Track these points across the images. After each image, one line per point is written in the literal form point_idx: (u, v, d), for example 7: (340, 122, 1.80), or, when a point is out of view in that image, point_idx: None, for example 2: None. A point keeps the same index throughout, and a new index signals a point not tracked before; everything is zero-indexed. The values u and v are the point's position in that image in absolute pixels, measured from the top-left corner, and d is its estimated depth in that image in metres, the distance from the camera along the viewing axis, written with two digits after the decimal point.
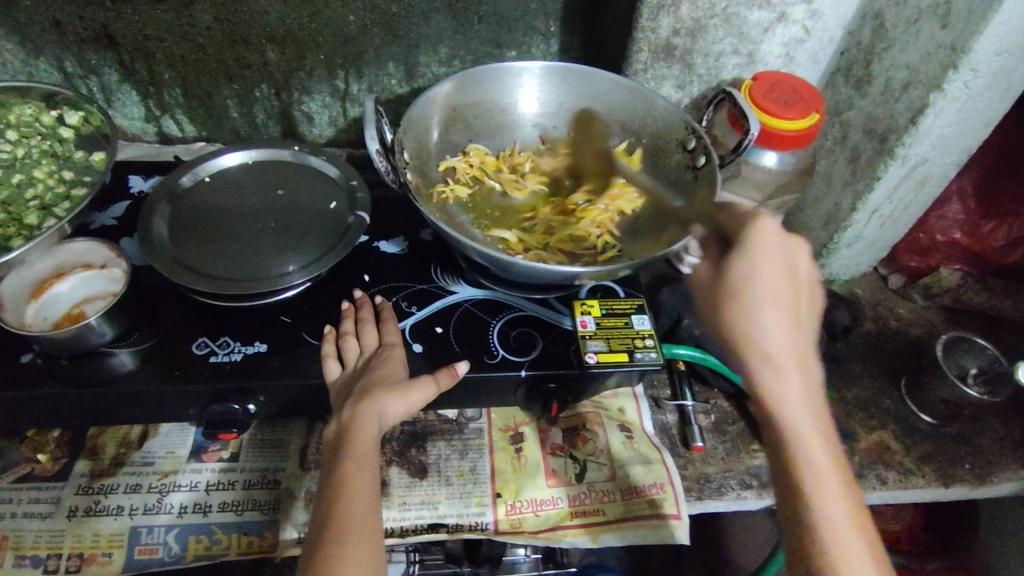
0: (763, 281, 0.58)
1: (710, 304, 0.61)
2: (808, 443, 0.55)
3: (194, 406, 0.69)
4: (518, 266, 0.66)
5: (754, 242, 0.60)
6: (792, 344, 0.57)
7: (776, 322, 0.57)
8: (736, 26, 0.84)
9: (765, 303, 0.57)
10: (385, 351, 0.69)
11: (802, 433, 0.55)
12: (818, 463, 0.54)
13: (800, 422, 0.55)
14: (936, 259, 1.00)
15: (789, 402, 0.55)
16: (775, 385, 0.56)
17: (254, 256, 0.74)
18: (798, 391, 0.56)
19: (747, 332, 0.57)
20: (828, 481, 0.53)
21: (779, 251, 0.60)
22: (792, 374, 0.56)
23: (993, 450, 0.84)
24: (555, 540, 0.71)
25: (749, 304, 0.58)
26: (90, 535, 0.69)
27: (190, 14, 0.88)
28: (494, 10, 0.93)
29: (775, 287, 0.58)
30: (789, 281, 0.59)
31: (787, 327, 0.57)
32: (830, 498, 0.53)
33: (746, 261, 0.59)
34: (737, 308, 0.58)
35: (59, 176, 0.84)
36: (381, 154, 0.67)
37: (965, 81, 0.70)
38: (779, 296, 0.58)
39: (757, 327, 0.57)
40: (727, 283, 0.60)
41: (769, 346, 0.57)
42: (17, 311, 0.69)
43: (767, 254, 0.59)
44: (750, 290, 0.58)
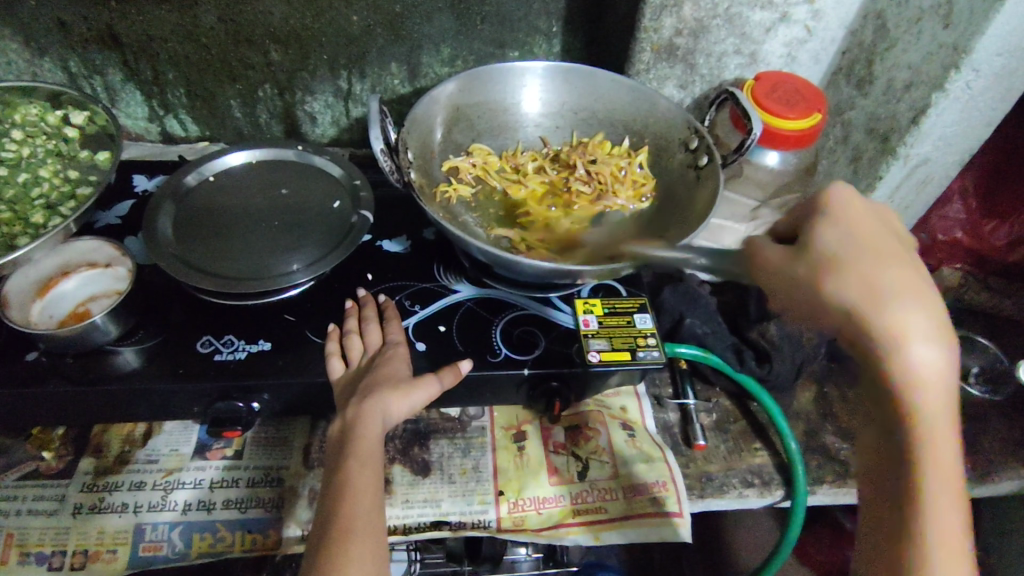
0: (867, 248, 0.50)
1: (811, 271, 0.51)
2: (936, 437, 0.47)
3: (199, 404, 0.69)
4: (521, 264, 0.66)
5: (840, 210, 0.53)
6: (927, 317, 0.47)
7: (900, 291, 0.48)
8: (739, 26, 0.84)
9: (880, 270, 0.49)
10: (389, 349, 0.69)
11: (932, 424, 0.47)
12: (941, 459, 0.47)
13: (935, 411, 0.47)
14: (936, 258, 1.02)
15: (926, 387, 0.46)
16: (910, 364, 0.47)
17: (259, 254, 0.75)
18: (937, 373, 0.46)
19: (870, 303, 0.48)
20: (946, 482, 0.47)
21: (872, 221, 0.53)
22: (930, 352, 0.46)
23: (995, 449, 0.84)
24: (558, 538, 0.71)
25: (860, 271, 0.49)
26: (95, 532, 0.69)
27: (194, 15, 0.89)
28: (497, 10, 0.94)
29: (882, 254, 0.50)
30: (900, 249, 0.51)
31: (916, 298, 0.48)
32: (944, 501, 0.47)
33: (836, 228, 0.52)
34: (845, 276, 0.49)
35: (64, 175, 0.84)
36: (385, 153, 0.67)
37: (968, 80, 0.70)
38: (891, 263, 0.49)
39: (883, 297, 0.48)
40: (822, 250, 0.51)
41: (902, 319, 0.47)
42: (22, 309, 0.70)
43: (859, 223, 0.52)
44: (857, 256, 0.50)
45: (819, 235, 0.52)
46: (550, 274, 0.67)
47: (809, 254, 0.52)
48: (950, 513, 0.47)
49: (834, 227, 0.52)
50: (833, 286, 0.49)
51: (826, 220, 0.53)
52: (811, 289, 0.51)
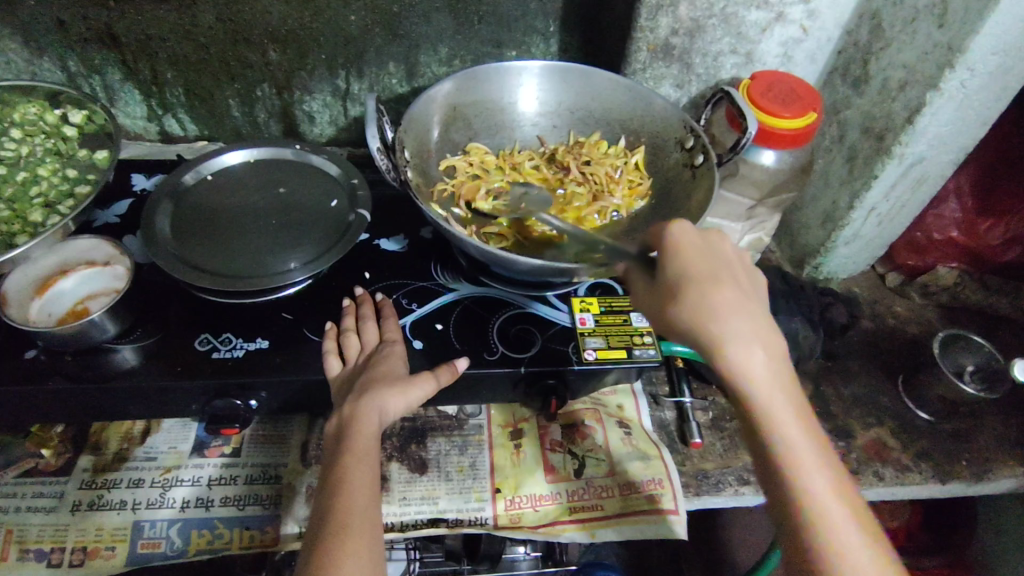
0: (700, 270, 0.55)
1: (656, 304, 0.56)
2: (785, 426, 0.52)
3: (197, 401, 0.70)
4: (517, 263, 0.67)
5: (677, 236, 0.57)
6: (746, 321, 0.54)
7: (724, 302, 0.54)
8: (735, 25, 0.84)
9: (706, 290, 0.54)
10: (386, 347, 0.70)
11: (778, 414, 0.52)
12: (798, 445, 0.52)
13: (775, 400, 0.52)
14: (932, 258, 1.01)
15: (758, 383, 0.53)
16: (741, 364, 0.53)
17: (256, 253, 0.75)
18: (764, 366, 0.53)
19: (701, 322, 0.53)
20: (814, 465, 0.51)
21: (702, 244, 0.57)
22: (754, 349, 0.53)
23: (989, 447, 0.84)
24: (554, 535, 0.72)
25: (697, 292, 0.54)
26: (93, 529, 0.69)
27: (192, 15, 0.89)
28: (494, 10, 0.94)
29: (709, 274, 0.55)
30: (722, 264, 0.56)
31: (736, 306, 0.54)
32: (819, 484, 0.50)
33: (672, 258, 0.56)
34: (684, 301, 0.54)
35: (63, 174, 0.85)
36: (382, 152, 0.67)
37: (962, 80, 0.71)
38: (717, 279, 0.55)
39: (710, 312, 0.53)
40: (666, 282, 0.56)
41: (728, 329, 0.53)
42: (21, 307, 0.70)
43: (690, 250, 0.56)
44: (689, 280, 0.55)
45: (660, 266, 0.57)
46: (546, 272, 0.68)
47: (656, 290, 0.56)
48: (827, 498, 0.50)
49: (672, 256, 0.56)
50: (676, 314, 0.54)
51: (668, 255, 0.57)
52: (661, 323, 0.56)
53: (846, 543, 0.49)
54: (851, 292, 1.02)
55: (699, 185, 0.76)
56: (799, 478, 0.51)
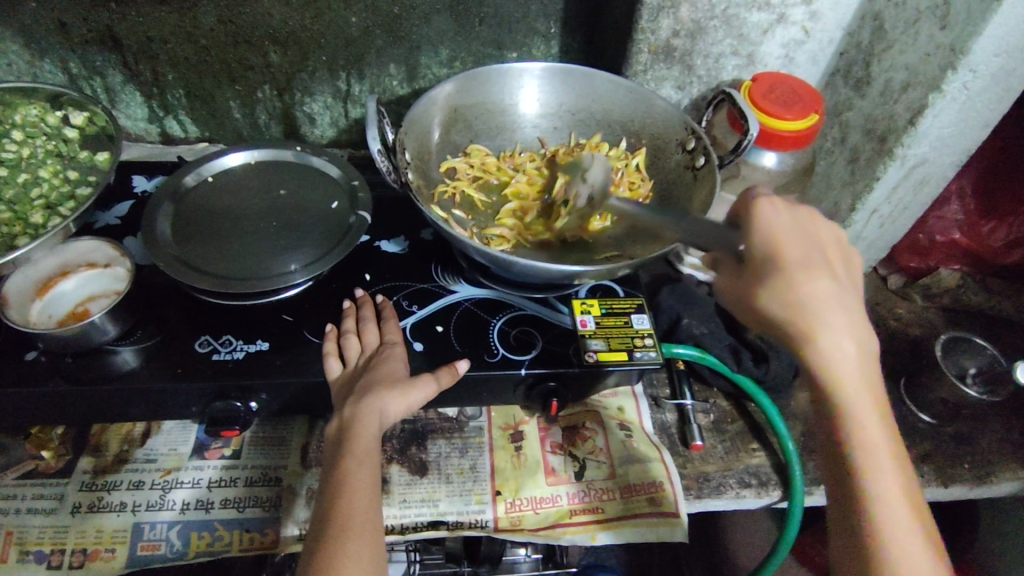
0: (795, 253, 0.52)
1: (746, 284, 0.54)
2: (866, 425, 0.51)
3: (197, 403, 0.70)
4: (517, 265, 0.66)
5: (766, 215, 0.53)
6: (840, 313, 0.52)
7: (820, 291, 0.51)
8: (736, 27, 0.84)
9: (803, 276, 0.51)
10: (386, 349, 0.69)
11: (859, 411, 0.51)
12: (875, 444, 0.51)
13: (859, 397, 0.51)
14: (935, 259, 1.01)
15: (844, 378, 0.51)
16: (829, 357, 0.51)
17: (257, 255, 0.75)
18: (853, 363, 0.51)
19: (792, 308, 0.51)
20: (886, 466, 0.50)
21: (795, 223, 0.54)
22: (844, 344, 0.51)
23: (992, 450, 0.84)
24: (555, 538, 0.71)
25: (793, 277, 0.51)
26: (93, 531, 0.69)
27: (193, 17, 0.89)
28: (495, 12, 0.94)
29: (808, 257, 0.52)
30: (820, 249, 0.53)
31: (830, 297, 0.52)
32: (889, 487, 0.50)
33: (767, 234, 0.53)
34: (777, 286, 0.52)
35: (64, 176, 0.85)
36: (382, 154, 0.67)
37: (964, 82, 0.71)
38: (814, 265, 0.52)
39: (803, 300, 0.51)
40: (758, 260, 0.53)
41: (821, 320, 0.51)
42: (22, 309, 0.70)
43: (785, 227, 0.53)
44: (787, 263, 0.52)
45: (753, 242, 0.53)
46: (546, 275, 0.68)
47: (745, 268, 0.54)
48: (895, 498, 0.50)
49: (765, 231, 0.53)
50: (766, 298, 0.52)
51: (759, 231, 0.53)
52: (748, 301, 0.54)
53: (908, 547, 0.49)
54: None
55: (700, 187, 0.76)
56: (871, 476, 0.50)
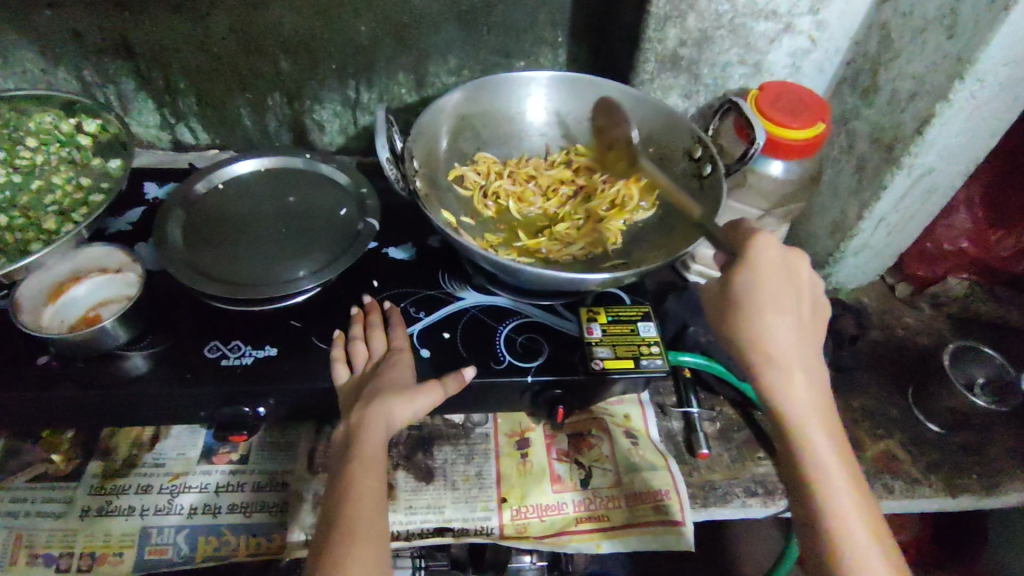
0: (766, 289, 0.60)
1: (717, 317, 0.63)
2: (817, 444, 0.58)
3: (206, 408, 0.70)
4: (524, 271, 0.67)
5: (758, 248, 0.61)
6: (792, 347, 0.60)
7: (778, 328, 0.60)
8: (742, 36, 0.85)
9: (765, 313, 0.60)
10: (394, 355, 0.70)
11: (811, 433, 0.58)
12: (830, 465, 0.57)
13: (809, 422, 0.59)
14: (943, 267, 1.01)
15: (795, 399, 0.59)
16: (783, 387, 0.59)
17: (266, 262, 0.76)
18: (804, 391, 0.59)
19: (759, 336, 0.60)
20: (840, 481, 0.57)
21: (778, 263, 0.61)
22: (796, 374, 0.59)
23: (1000, 460, 0.83)
24: (560, 546, 0.71)
25: (756, 312, 0.60)
26: (102, 534, 0.70)
27: (206, 26, 0.90)
28: (503, 21, 0.95)
29: (776, 299, 0.60)
30: (793, 287, 0.61)
31: (789, 328, 0.60)
32: (841, 499, 0.56)
33: (751, 273, 0.61)
34: (741, 319, 0.60)
35: (77, 183, 0.86)
36: (391, 162, 0.68)
37: (971, 91, 0.71)
38: (778, 301, 0.60)
39: (764, 332, 0.60)
40: (729, 297, 0.61)
41: (777, 352, 0.59)
42: (34, 313, 0.71)
43: (767, 265, 0.61)
44: (750, 301, 0.60)
45: (735, 280, 0.61)
46: (552, 282, 0.68)
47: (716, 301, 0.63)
48: (847, 511, 0.56)
49: (746, 272, 0.61)
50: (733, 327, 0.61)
51: (742, 266, 0.61)
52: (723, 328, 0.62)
53: (860, 553, 0.54)
54: (860, 302, 1.01)
55: (706, 196, 0.76)
56: (824, 488, 0.57)
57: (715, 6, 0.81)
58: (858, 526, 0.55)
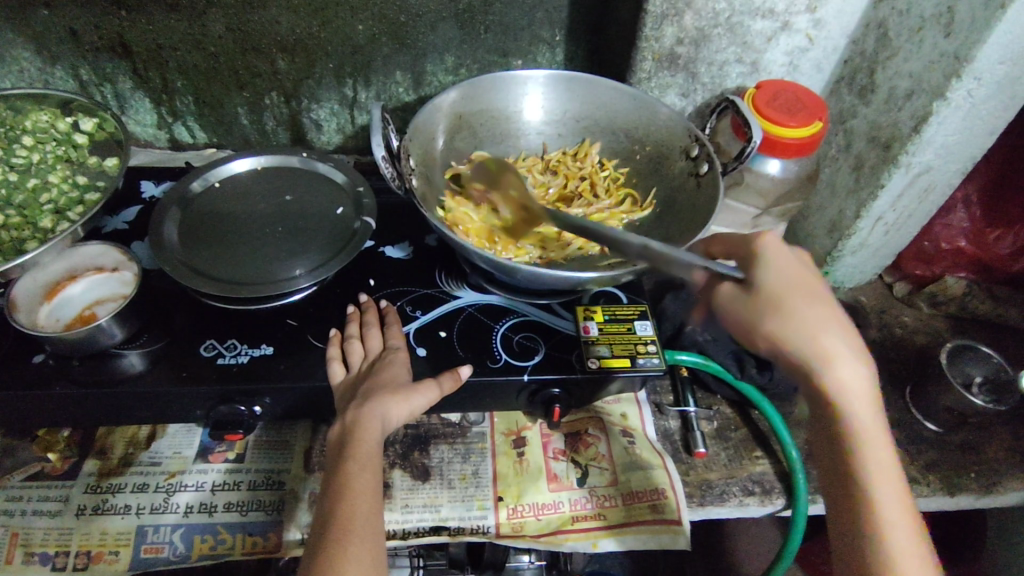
0: (799, 288, 0.58)
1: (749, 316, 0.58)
2: (872, 446, 0.56)
3: (202, 406, 0.70)
4: (521, 270, 0.66)
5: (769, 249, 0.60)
6: (848, 340, 0.56)
7: (829, 322, 0.56)
8: (740, 35, 0.85)
9: (809, 309, 0.57)
10: (390, 354, 0.70)
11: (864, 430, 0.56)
12: (881, 463, 0.56)
13: (864, 419, 0.56)
14: (941, 266, 1.00)
15: (850, 400, 0.56)
16: (839, 383, 0.56)
17: (262, 260, 0.75)
18: (860, 389, 0.56)
19: (813, 332, 0.55)
20: (890, 479, 0.56)
21: (797, 260, 0.60)
22: (856, 369, 0.55)
23: (999, 459, 0.83)
24: (556, 545, 0.71)
25: (798, 310, 0.56)
26: (98, 533, 0.70)
27: (203, 25, 0.90)
28: (500, 20, 0.95)
29: (812, 292, 0.58)
30: (821, 284, 0.59)
31: (838, 325, 0.56)
32: (891, 498, 0.55)
33: (772, 270, 0.59)
34: (786, 317, 0.56)
35: (73, 181, 0.86)
36: (386, 160, 0.68)
37: (969, 89, 0.71)
38: (814, 299, 0.57)
39: (815, 330, 0.55)
40: (768, 293, 0.58)
41: (833, 349, 0.55)
42: (30, 312, 0.71)
43: (786, 263, 0.60)
44: (791, 295, 0.57)
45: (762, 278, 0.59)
46: (549, 281, 0.67)
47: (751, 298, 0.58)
48: (898, 510, 0.55)
49: (768, 270, 0.59)
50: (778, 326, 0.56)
51: (765, 266, 0.59)
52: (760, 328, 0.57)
53: (913, 553, 0.53)
54: (858, 301, 1.01)
55: (704, 196, 0.76)
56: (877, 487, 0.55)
57: (711, 5, 0.81)
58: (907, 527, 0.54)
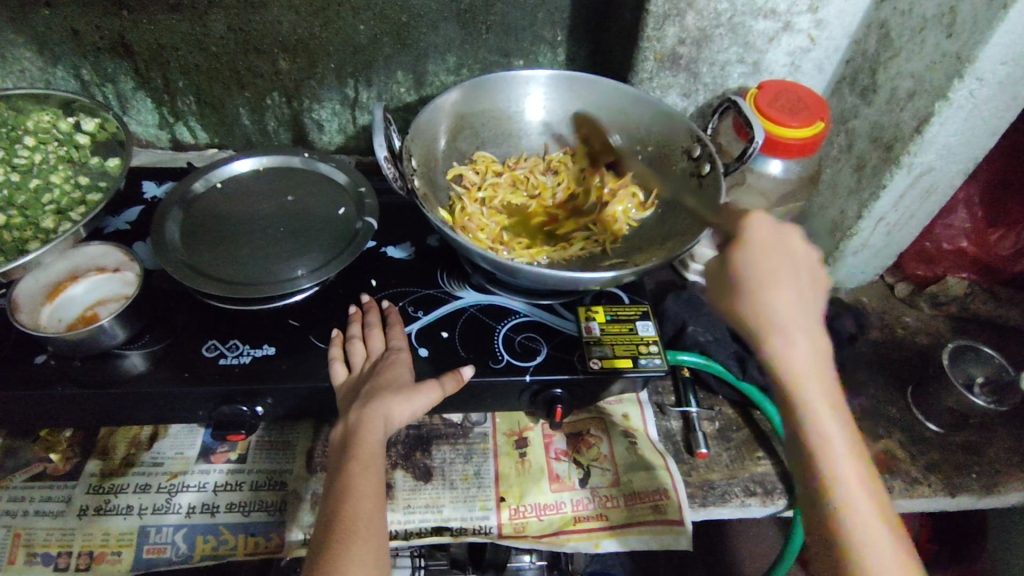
0: (765, 266, 0.57)
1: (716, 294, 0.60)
2: (824, 424, 0.53)
3: (204, 407, 0.70)
4: (522, 271, 0.66)
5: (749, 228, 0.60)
6: (798, 318, 0.56)
7: (779, 304, 0.56)
8: (742, 35, 0.85)
9: (765, 289, 0.56)
10: (392, 354, 0.70)
11: (819, 415, 0.53)
12: (834, 444, 0.53)
13: (817, 402, 0.54)
14: (943, 267, 1.01)
15: (800, 376, 0.54)
16: (787, 363, 0.55)
17: (263, 261, 0.75)
18: (810, 367, 0.54)
19: (760, 307, 0.56)
20: (852, 468, 0.52)
21: (774, 239, 0.59)
22: (801, 350, 0.55)
23: (1000, 460, 0.83)
24: (558, 545, 0.71)
25: (758, 288, 0.57)
26: (100, 534, 0.70)
27: (204, 25, 0.90)
28: (502, 20, 0.95)
29: (777, 273, 0.57)
30: (790, 263, 0.58)
31: (790, 303, 0.56)
32: (851, 483, 0.52)
33: (748, 250, 0.58)
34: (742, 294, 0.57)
35: (75, 182, 0.86)
36: (389, 161, 0.68)
37: (971, 89, 0.71)
38: (773, 277, 0.57)
39: (767, 307, 0.56)
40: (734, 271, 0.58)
41: (780, 324, 0.55)
42: (32, 313, 0.71)
43: (762, 243, 0.59)
44: (754, 275, 0.57)
45: (737, 258, 0.59)
46: (550, 281, 0.67)
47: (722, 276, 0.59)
48: (860, 500, 0.51)
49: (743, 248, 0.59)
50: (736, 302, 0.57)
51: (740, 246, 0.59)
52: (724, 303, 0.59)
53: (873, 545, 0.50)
54: (860, 301, 1.01)
55: (706, 196, 0.76)
56: (836, 477, 0.52)
57: (714, 5, 0.81)
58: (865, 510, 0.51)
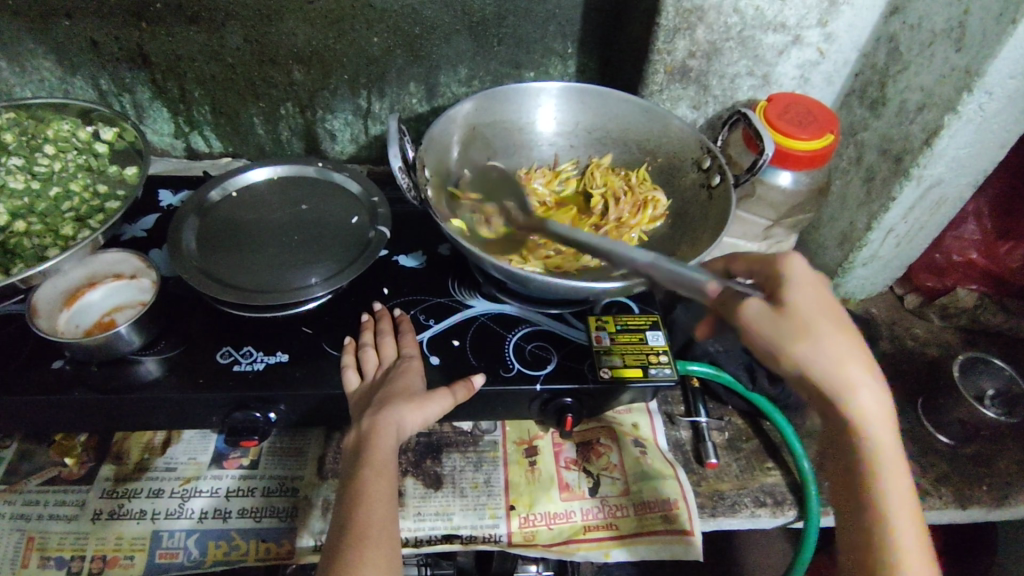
0: (824, 313, 0.54)
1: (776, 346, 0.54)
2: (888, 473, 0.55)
3: (217, 413, 0.71)
4: (535, 280, 0.67)
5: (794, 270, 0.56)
6: (863, 367, 0.54)
7: (850, 353, 0.53)
8: (751, 48, 0.85)
9: (833, 341, 0.53)
10: (404, 362, 0.71)
11: (884, 458, 0.55)
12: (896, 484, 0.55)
13: (882, 449, 0.55)
14: (953, 279, 1.00)
15: (869, 431, 0.54)
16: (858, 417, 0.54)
17: (278, 268, 0.77)
18: (875, 415, 0.54)
19: (834, 366, 0.53)
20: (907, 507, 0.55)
21: (820, 279, 0.56)
22: (871, 404, 0.54)
23: (1011, 472, 0.83)
24: (568, 554, 0.71)
25: (827, 339, 0.53)
26: (113, 538, 0.70)
27: (221, 37, 0.92)
28: (514, 33, 0.96)
29: (839, 321, 0.54)
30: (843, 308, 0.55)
31: (857, 354, 0.54)
32: (906, 521, 0.55)
33: (803, 295, 0.55)
34: (809, 346, 0.53)
35: (94, 189, 0.87)
36: (403, 171, 0.69)
37: (980, 103, 0.71)
38: (838, 327, 0.54)
39: (838, 363, 0.53)
40: (800, 318, 0.53)
41: (852, 380, 0.53)
42: (50, 319, 0.72)
43: (815, 285, 0.56)
44: (819, 321, 0.54)
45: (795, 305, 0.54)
46: (563, 290, 0.68)
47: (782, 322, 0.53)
48: (914, 539, 0.54)
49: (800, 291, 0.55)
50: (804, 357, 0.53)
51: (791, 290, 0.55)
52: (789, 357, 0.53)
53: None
54: (868, 312, 1.01)
55: (716, 207, 0.76)
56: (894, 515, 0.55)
57: (724, 18, 0.82)
58: (917, 545, 0.54)
